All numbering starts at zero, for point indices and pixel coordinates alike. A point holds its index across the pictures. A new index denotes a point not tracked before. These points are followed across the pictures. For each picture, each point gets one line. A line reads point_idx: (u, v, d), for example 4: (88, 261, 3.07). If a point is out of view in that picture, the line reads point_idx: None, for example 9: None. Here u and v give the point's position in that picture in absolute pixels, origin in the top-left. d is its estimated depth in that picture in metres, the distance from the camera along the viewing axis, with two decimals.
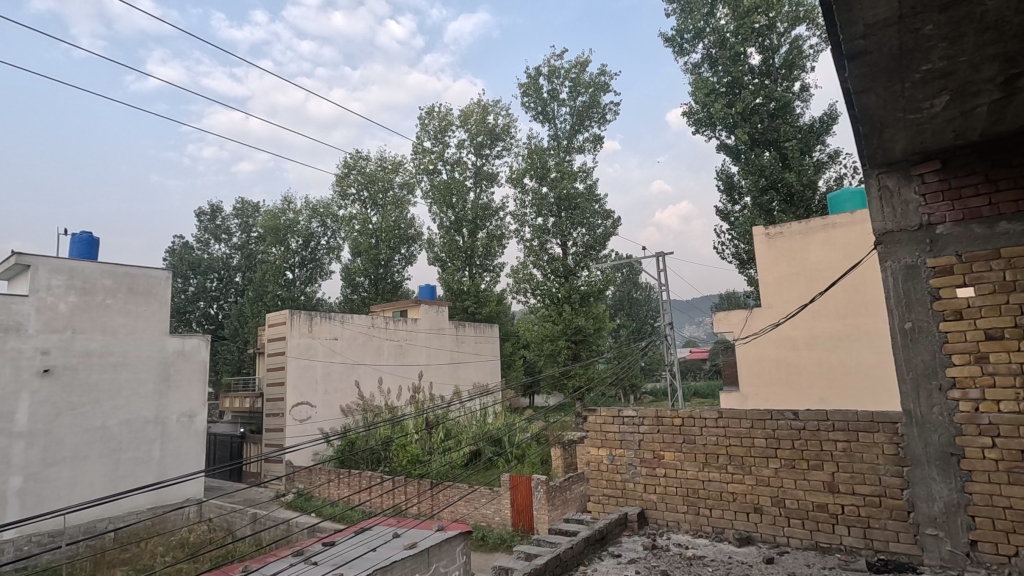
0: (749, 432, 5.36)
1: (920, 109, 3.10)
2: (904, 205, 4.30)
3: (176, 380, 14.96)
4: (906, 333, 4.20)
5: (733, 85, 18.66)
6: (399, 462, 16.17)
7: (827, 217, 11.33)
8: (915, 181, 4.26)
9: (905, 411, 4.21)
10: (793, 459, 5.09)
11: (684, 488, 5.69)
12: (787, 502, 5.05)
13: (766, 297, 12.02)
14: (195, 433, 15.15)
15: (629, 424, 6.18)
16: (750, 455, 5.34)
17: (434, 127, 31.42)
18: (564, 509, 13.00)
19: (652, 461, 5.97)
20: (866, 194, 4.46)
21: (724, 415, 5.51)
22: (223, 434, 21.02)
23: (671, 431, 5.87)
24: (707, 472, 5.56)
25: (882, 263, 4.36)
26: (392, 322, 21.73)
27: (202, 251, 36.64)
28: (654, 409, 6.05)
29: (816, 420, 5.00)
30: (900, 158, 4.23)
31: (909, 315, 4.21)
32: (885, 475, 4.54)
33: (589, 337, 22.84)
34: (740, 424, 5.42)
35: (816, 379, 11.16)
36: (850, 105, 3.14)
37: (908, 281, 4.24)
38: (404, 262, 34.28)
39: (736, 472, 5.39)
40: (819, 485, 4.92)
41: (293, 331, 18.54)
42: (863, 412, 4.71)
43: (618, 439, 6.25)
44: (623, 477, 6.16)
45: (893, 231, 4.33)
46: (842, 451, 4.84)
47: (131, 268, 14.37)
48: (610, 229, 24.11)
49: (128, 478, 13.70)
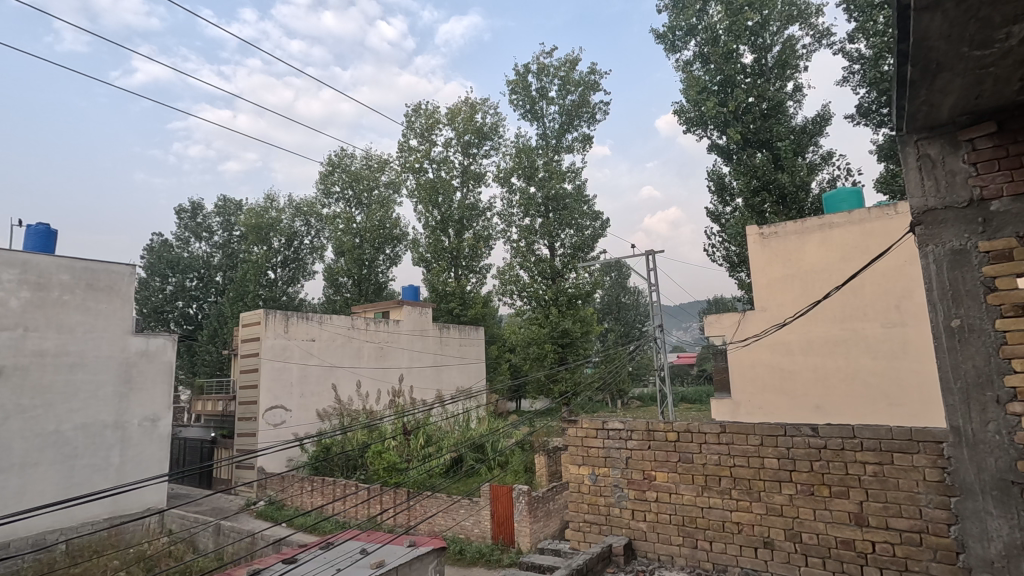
0: (757, 451, 4.79)
1: (990, 43, 2.60)
2: (950, 176, 3.50)
3: (138, 382, 14.13)
4: (953, 332, 3.38)
5: (725, 83, 18.24)
6: (375, 469, 15.38)
7: (823, 217, 10.87)
8: (963, 148, 3.48)
9: (951, 427, 3.40)
10: (812, 485, 4.51)
11: (680, 516, 5.10)
12: (804, 536, 4.48)
13: (759, 300, 11.48)
14: (158, 438, 14.33)
15: (615, 437, 5.60)
16: (758, 477, 4.76)
17: (420, 124, 30.78)
18: (547, 521, 12.36)
19: (642, 483, 5.39)
20: (902, 165, 3.66)
21: (727, 430, 4.96)
22: (193, 439, 20.11)
23: (665, 447, 5.27)
24: (708, 497, 4.98)
25: (921, 249, 3.54)
26: (372, 323, 21.00)
27: (181, 250, 35.53)
28: (645, 422, 5.47)
29: (841, 438, 4.43)
30: (946, 119, 3.44)
31: (957, 310, 3.39)
32: (927, 507, 3.97)
33: (576, 341, 22.26)
34: (747, 441, 4.85)
35: (811, 385, 10.67)
36: (902, 37, 2.64)
37: (954, 270, 3.42)
38: (389, 262, 33.54)
39: (741, 498, 4.82)
40: (844, 517, 4.34)
41: (268, 331, 17.74)
42: (900, 430, 4.14)
43: (602, 457, 5.67)
44: (607, 500, 5.58)
45: (935, 209, 3.52)
46: (873, 476, 4.27)
47: (91, 263, 13.53)
48: (599, 230, 23.66)
49: (83, 485, 12.86)
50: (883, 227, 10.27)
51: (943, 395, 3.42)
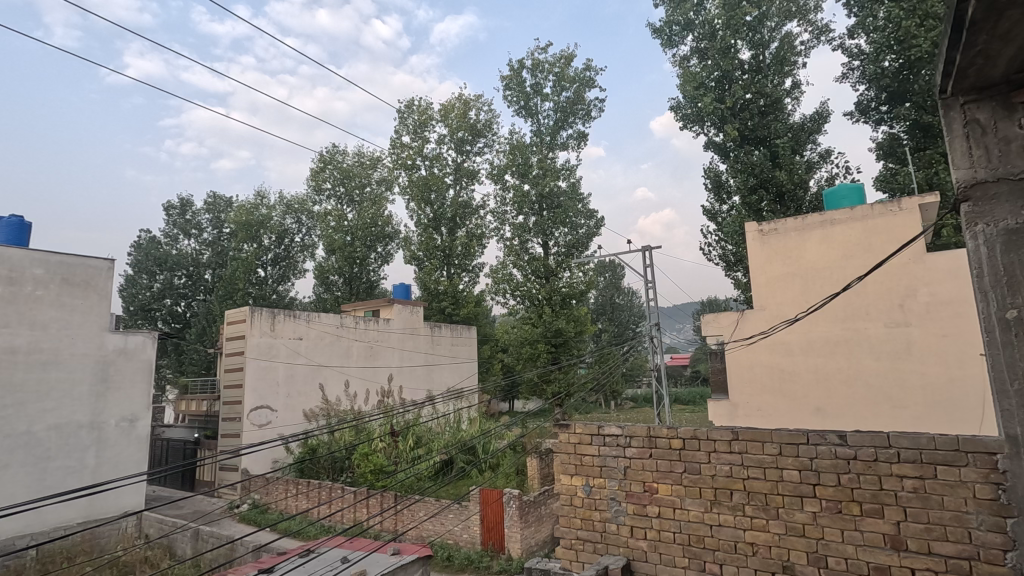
0: (773, 461, 4.43)
1: None
2: (1002, 144, 3.41)
3: (116, 381, 13.61)
4: (1010, 324, 3.21)
5: (723, 79, 17.93)
6: (361, 471, 14.86)
7: (824, 213, 10.57)
8: (1016, 112, 3.39)
9: (1010, 436, 3.28)
10: (840, 503, 4.15)
11: (685, 535, 4.75)
12: (829, 560, 4.13)
13: (758, 299, 11.12)
14: (137, 439, 13.81)
15: (611, 446, 5.30)
16: (776, 492, 4.40)
17: (413, 121, 30.33)
18: (538, 526, 11.98)
19: (643, 496, 5.06)
20: (948, 132, 3.53)
21: (740, 438, 4.61)
22: (176, 440, 19.57)
23: (668, 457, 4.93)
24: (718, 514, 4.63)
25: (971, 227, 3.42)
26: (362, 322, 20.55)
27: (169, 247, 34.81)
28: (645, 429, 5.13)
29: (874, 448, 4.08)
30: (1000, 77, 3.36)
31: (1013, 300, 3.23)
32: (978, 530, 3.65)
33: (569, 340, 21.93)
34: (762, 449, 4.49)
35: (811, 387, 10.33)
36: None
37: (1007, 252, 3.31)
38: (380, 261, 33.05)
39: (757, 515, 4.45)
40: (878, 540, 3.99)
41: (253, 329, 17.25)
42: (948, 440, 3.80)
43: (598, 467, 5.36)
44: (603, 516, 5.26)
45: (986, 181, 3.41)
46: (911, 492, 3.92)
47: (67, 257, 13.01)
48: (593, 229, 23.34)
49: (55, 489, 12.35)
50: (887, 224, 9.95)
51: (1000, 397, 3.23)
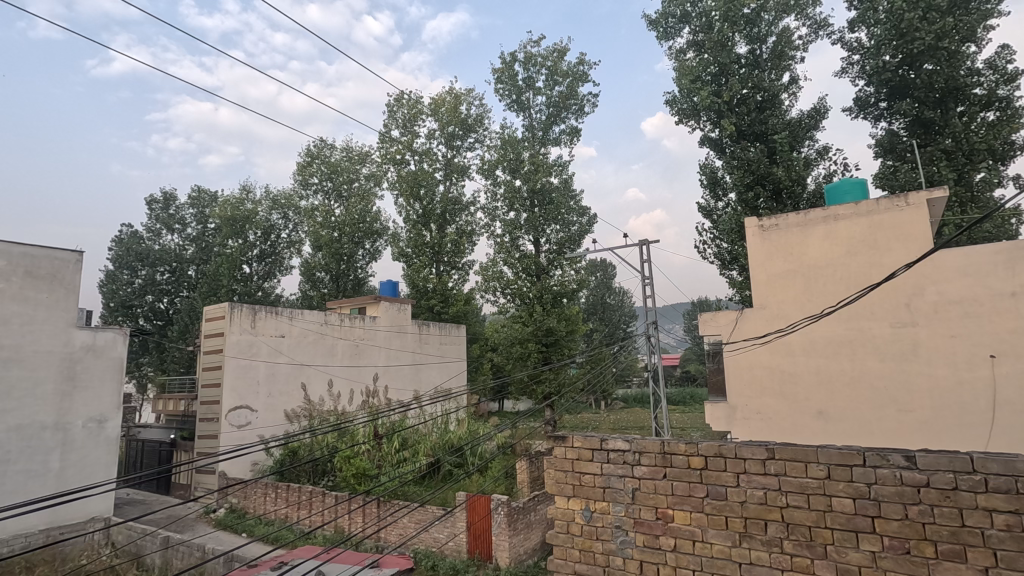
0: (819, 486, 4.10)
1: None
2: None
3: (82, 380, 12.89)
4: None
5: (720, 73, 17.54)
6: (343, 475, 14.26)
7: (828, 208, 10.13)
8: None
9: None
10: (908, 542, 3.76)
11: (708, 570, 4.41)
12: None
13: (758, 298, 10.65)
14: (105, 441, 13.08)
15: (616, 466, 5.03)
16: (823, 525, 4.05)
17: (403, 115, 29.70)
18: (527, 534, 11.47)
19: (656, 524, 4.73)
20: None
21: (776, 458, 4.29)
22: (152, 441, 18.82)
23: (686, 479, 4.63)
24: (750, 548, 4.27)
25: None
26: (347, 320, 19.91)
27: (151, 242, 33.83)
28: (656, 445, 4.86)
29: (952, 475, 3.70)
30: None
31: None
32: None
33: (561, 340, 21.45)
34: (806, 472, 4.18)
35: (814, 390, 9.90)
36: None
37: None
38: (368, 257, 32.40)
39: (799, 553, 4.09)
40: None
41: (233, 326, 16.56)
42: None
43: (601, 490, 5.07)
44: (606, 545, 4.95)
45: None
46: (1003, 531, 3.53)
47: (30, 249, 12.28)
48: (586, 227, 22.87)
49: (15, 494, 11.62)
50: (893, 220, 9.53)
51: None
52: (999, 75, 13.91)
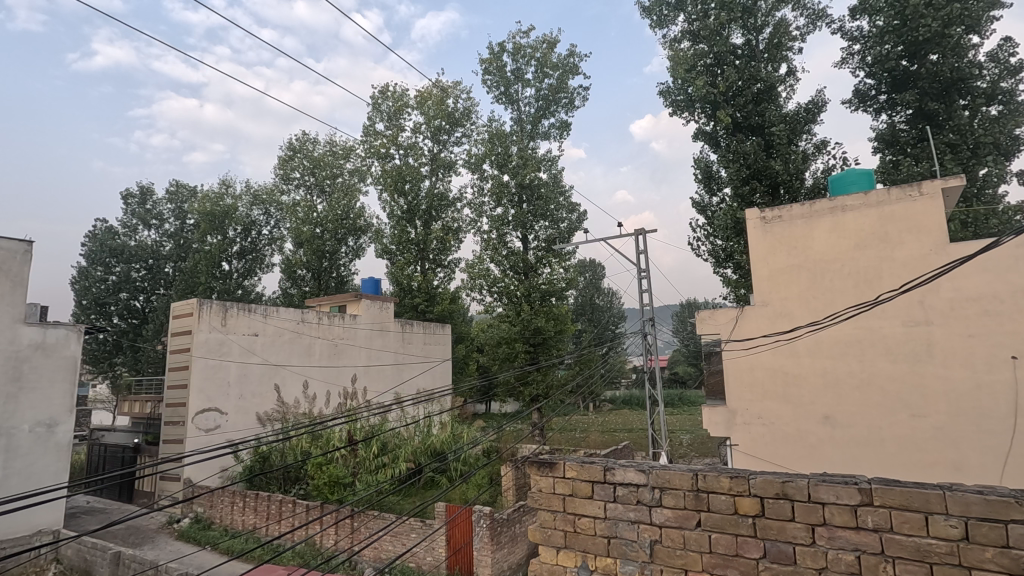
0: (952, 552, 3.33)
1: None
2: None
3: (30, 381, 11.89)
4: None
5: (716, 63, 16.88)
6: (315, 484, 13.38)
7: (835, 198, 9.44)
8: None
9: None
10: None
11: None
12: None
13: (759, 295, 9.94)
14: (55, 448, 12.04)
15: (621, 512, 4.34)
16: None
17: (388, 108, 28.79)
18: (511, 547, 10.69)
19: None
20: None
21: (879, 506, 3.53)
22: (116, 445, 17.69)
23: (727, 533, 3.91)
24: None
25: None
26: (325, 318, 18.99)
27: (127, 238, 32.40)
28: (675, 489, 4.16)
29: None
30: None
31: None
32: None
33: (549, 340, 20.75)
34: (928, 530, 3.41)
35: (820, 394, 9.22)
36: None
37: None
38: (352, 255, 31.40)
39: None
40: None
41: (201, 324, 15.55)
42: None
43: (605, 542, 4.36)
44: None
45: None
46: None
47: None
48: (575, 223, 22.17)
49: None
50: (905, 211, 8.88)
51: None
52: (1002, 67, 13.39)
